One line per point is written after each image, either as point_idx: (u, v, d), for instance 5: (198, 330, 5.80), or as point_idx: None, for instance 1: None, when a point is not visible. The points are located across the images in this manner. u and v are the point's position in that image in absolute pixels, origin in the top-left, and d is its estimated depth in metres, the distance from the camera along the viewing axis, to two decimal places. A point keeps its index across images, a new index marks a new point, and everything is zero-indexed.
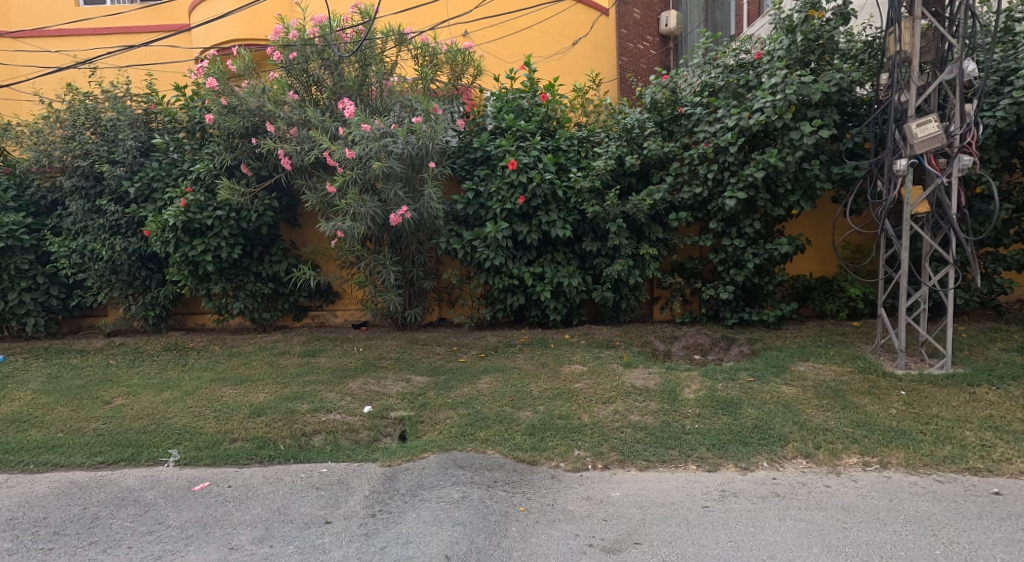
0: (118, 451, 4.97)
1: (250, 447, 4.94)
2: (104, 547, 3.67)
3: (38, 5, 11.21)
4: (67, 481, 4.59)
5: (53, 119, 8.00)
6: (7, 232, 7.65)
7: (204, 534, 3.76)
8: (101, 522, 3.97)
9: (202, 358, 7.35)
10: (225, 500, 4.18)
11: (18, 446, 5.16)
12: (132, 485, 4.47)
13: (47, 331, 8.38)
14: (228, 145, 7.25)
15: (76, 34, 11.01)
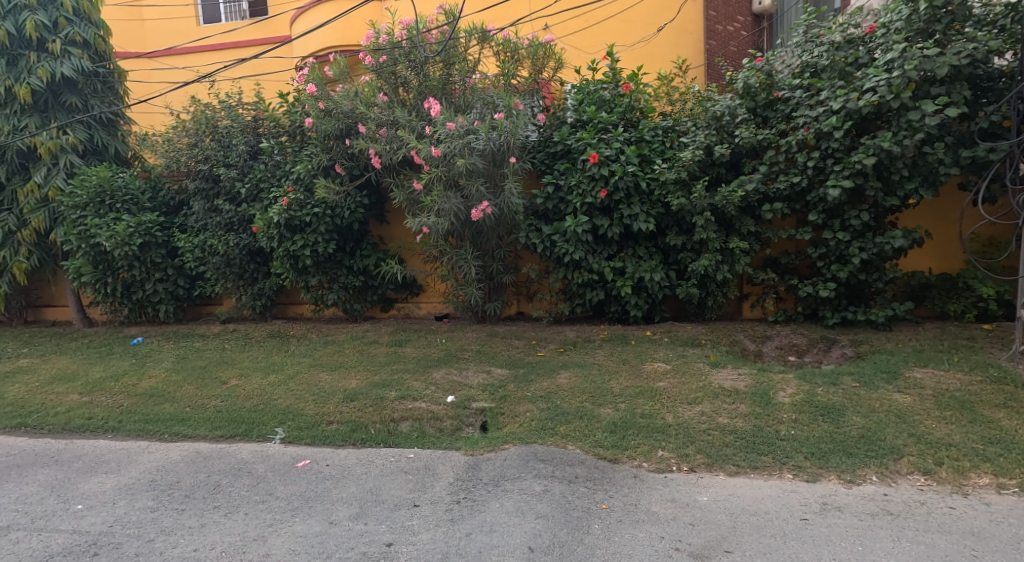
0: (234, 427, 5.35)
1: (345, 430, 5.15)
2: (225, 512, 3.95)
3: (167, 27, 12.39)
4: (194, 451, 4.99)
5: (180, 128, 8.73)
6: (145, 230, 8.45)
7: (307, 508, 3.96)
8: (222, 488, 4.28)
9: (302, 344, 7.76)
10: (324, 478, 4.38)
11: (154, 417, 5.68)
12: (246, 458, 4.80)
13: (174, 317, 9.14)
14: (324, 146, 7.65)
15: (197, 51, 12.04)
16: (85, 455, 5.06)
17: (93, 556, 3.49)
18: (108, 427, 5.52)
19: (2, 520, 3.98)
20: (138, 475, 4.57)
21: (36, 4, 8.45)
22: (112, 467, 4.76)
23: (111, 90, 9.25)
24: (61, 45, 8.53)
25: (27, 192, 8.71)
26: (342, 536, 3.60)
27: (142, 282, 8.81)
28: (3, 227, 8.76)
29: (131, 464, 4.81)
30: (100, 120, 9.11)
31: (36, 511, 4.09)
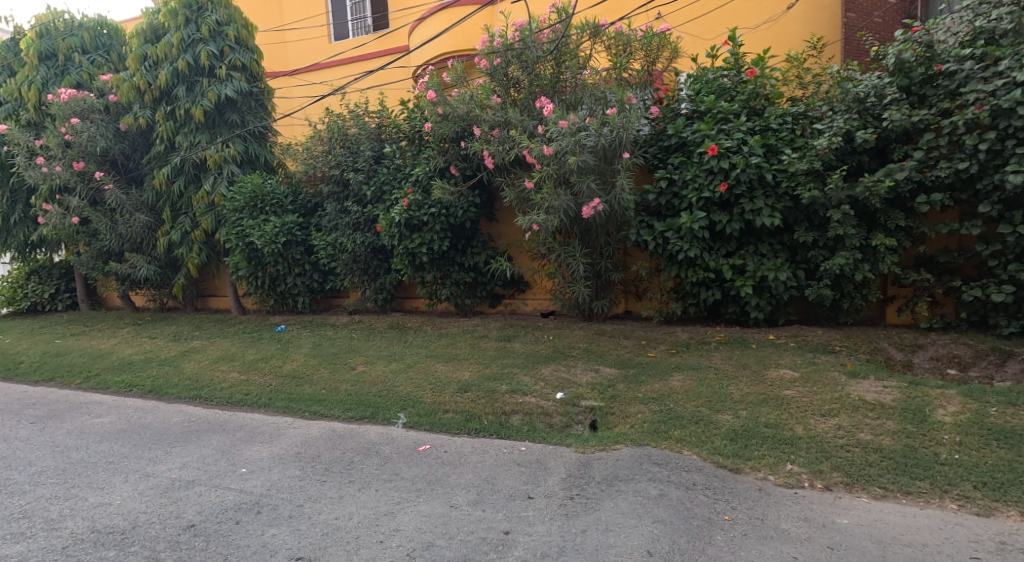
0: (363, 409, 5.72)
1: (460, 419, 5.29)
2: (359, 486, 4.22)
3: (305, 47, 13.63)
4: (330, 429, 5.40)
5: (316, 137, 9.37)
6: (287, 230, 9.39)
7: (431, 489, 4.12)
8: (354, 465, 4.57)
9: (418, 336, 8.07)
10: (443, 463, 4.52)
11: (296, 396, 6.29)
12: (374, 439, 5.08)
13: (310, 308, 10.06)
14: (441, 149, 7.98)
15: (329, 67, 13.06)
16: (246, 426, 5.68)
17: (256, 513, 3.90)
18: (261, 402, 6.23)
19: (187, 475, 4.54)
20: (287, 447, 5.02)
21: (207, 36, 9.78)
22: (266, 438, 5.29)
23: (262, 106, 10.48)
24: (226, 70, 9.82)
25: (198, 198, 9.99)
26: (464, 518, 3.70)
27: (284, 276, 9.79)
28: (182, 228, 10.22)
29: (281, 436, 5.31)
30: (254, 133, 10.34)
31: (211, 470, 4.63)
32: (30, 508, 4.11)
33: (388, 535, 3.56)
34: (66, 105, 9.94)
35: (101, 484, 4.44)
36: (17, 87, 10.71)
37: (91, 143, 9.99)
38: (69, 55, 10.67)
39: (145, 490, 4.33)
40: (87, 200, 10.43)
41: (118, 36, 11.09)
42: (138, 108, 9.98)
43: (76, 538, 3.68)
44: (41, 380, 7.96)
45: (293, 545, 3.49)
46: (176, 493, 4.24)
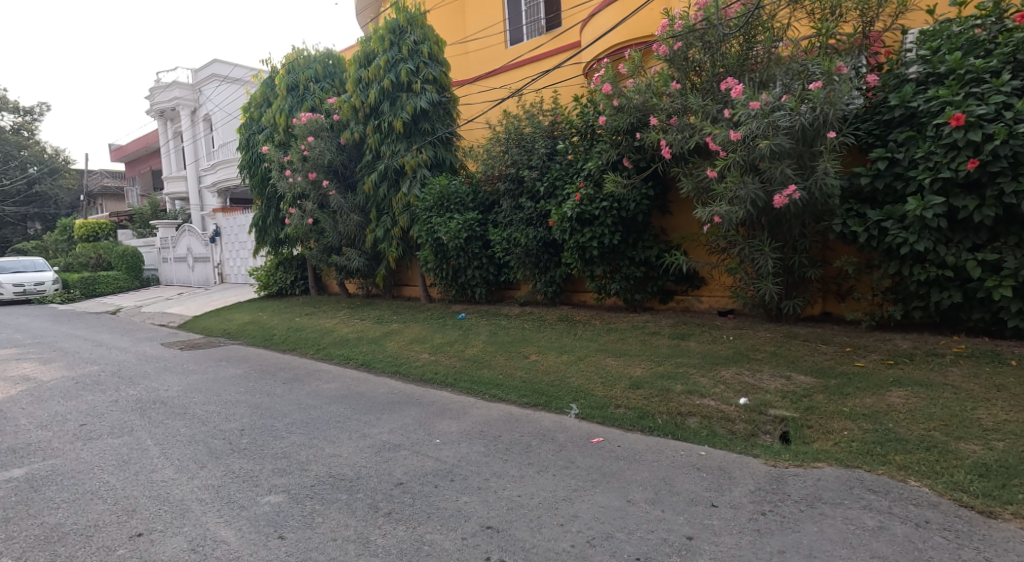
0: (536, 397, 6.24)
1: (633, 415, 5.33)
2: (538, 469, 4.53)
3: (484, 55, 14.18)
4: (509, 412, 5.99)
5: (494, 139, 9.81)
6: (467, 228, 9.89)
7: (608, 482, 4.19)
8: (532, 448, 4.94)
9: (587, 330, 8.28)
10: (617, 457, 4.58)
11: (477, 379, 7.17)
12: (549, 426, 5.45)
13: (486, 299, 10.68)
14: (614, 142, 7.74)
15: (505, 71, 13.45)
16: (437, 402, 6.64)
17: (451, 480, 4.43)
18: (449, 383, 7.22)
19: (395, 440, 5.38)
20: (472, 425, 5.67)
21: (406, 56, 10.88)
22: (453, 414, 6.08)
23: (449, 114, 11.32)
24: (420, 84, 10.80)
25: (397, 200, 11.01)
26: (638, 515, 3.69)
27: (464, 268, 10.38)
28: (385, 226, 11.42)
29: (466, 414, 6.04)
30: (442, 139, 11.20)
31: (412, 437, 5.42)
32: (288, 451, 5.22)
33: (567, 520, 3.71)
34: (304, 126, 11.71)
35: (333, 438, 5.49)
36: (272, 115, 13.01)
37: (321, 157, 11.65)
38: (307, 85, 12.68)
39: (364, 448, 5.23)
40: (317, 205, 12.24)
41: (340, 63, 13.00)
42: (354, 124, 11.52)
43: (318, 480, 4.55)
44: (287, 351, 10.00)
45: (484, 514, 3.87)
46: (388, 453, 5.05)
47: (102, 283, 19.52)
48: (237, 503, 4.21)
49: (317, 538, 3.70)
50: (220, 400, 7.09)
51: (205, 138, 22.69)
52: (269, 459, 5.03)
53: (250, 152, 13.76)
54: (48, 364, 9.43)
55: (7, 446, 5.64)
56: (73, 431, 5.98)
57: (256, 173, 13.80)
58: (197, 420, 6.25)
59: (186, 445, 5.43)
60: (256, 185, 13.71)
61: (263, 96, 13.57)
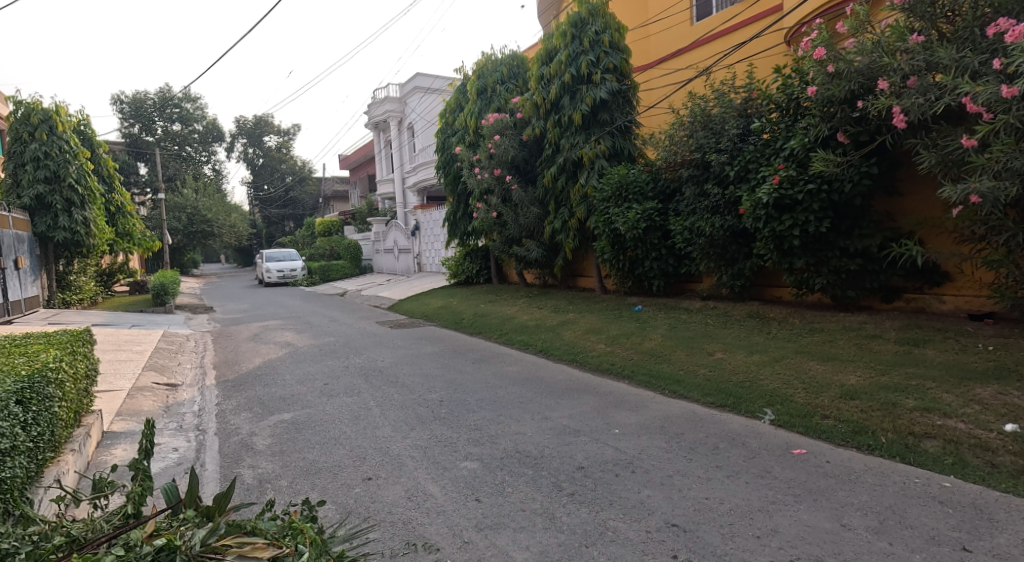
0: (723, 397, 6.01)
1: (846, 430, 4.94)
2: (727, 474, 4.36)
3: (668, 34, 13.33)
4: (691, 410, 5.85)
5: (678, 123, 9.10)
6: (647, 217, 9.39)
7: (815, 500, 3.90)
8: (719, 451, 4.79)
9: (784, 328, 7.53)
10: (825, 474, 4.27)
11: (656, 373, 6.98)
12: (739, 430, 5.26)
13: (663, 291, 10.13)
14: (825, 114, 6.71)
15: (691, 50, 12.52)
16: (614, 392, 6.59)
17: (632, 471, 4.43)
18: (625, 374, 7.12)
19: (574, 425, 5.46)
20: (652, 419, 5.60)
21: (587, 47, 10.49)
22: (632, 407, 6.02)
23: (629, 102, 10.67)
24: (600, 74, 10.33)
25: (575, 191, 10.78)
26: (856, 542, 3.38)
27: (642, 259, 9.93)
28: (563, 218, 11.23)
29: (644, 408, 5.97)
30: (621, 128, 10.62)
31: (591, 425, 5.46)
32: (479, 423, 5.55)
33: (765, 533, 3.51)
34: (491, 126, 11.98)
35: (519, 417, 5.70)
36: (464, 119, 13.67)
37: (505, 154, 11.85)
38: (494, 88, 13.05)
39: (545, 429, 5.38)
40: (502, 199, 12.51)
41: (524, 63, 13.16)
42: (536, 120, 11.48)
43: (505, 453, 4.83)
44: (473, 333, 10.28)
45: (668, 511, 3.81)
46: (568, 437, 5.14)
47: (334, 270, 21.87)
48: (440, 464, 4.65)
49: (506, 506, 3.96)
50: (422, 372, 7.58)
51: (406, 143, 24.68)
52: (465, 429, 5.39)
53: (445, 154, 14.61)
54: (301, 332, 10.87)
55: (276, 395, 6.74)
56: (319, 388, 6.95)
57: (449, 173, 14.60)
58: (405, 388, 6.83)
59: (399, 408, 6.05)
60: (449, 184, 14.54)
61: (456, 101, 14.31)
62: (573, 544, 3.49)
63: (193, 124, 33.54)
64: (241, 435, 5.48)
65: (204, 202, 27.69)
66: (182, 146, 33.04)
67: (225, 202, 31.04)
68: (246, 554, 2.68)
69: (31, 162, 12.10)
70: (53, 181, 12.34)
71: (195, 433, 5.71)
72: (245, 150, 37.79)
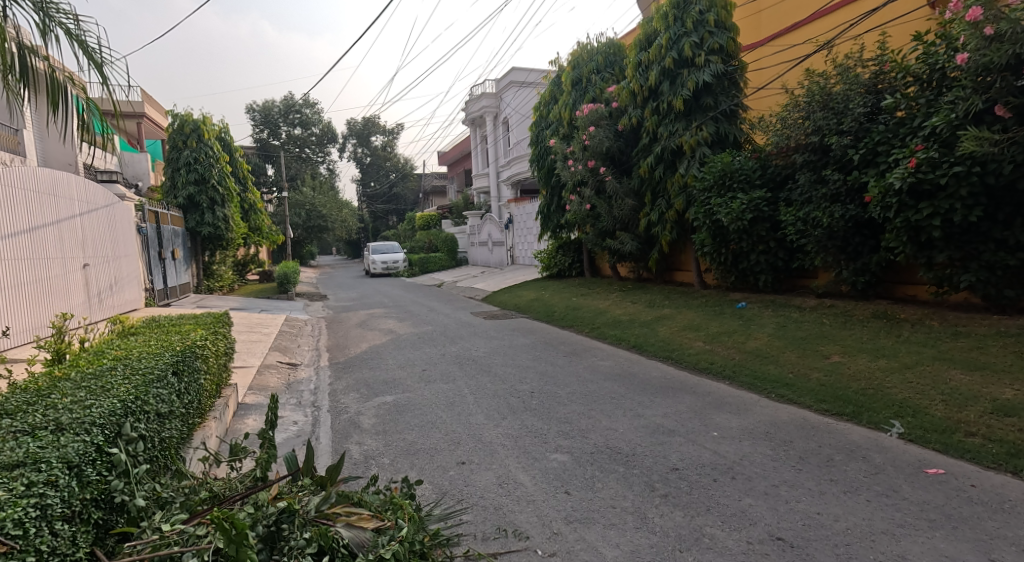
0: (841, 405, 5.23)
1: (998, 451, 4.11)
2: (845, 489, 3.69)
3: (780, 8, 12.16)
4: (803, 417, 5.12)
5: (792, 104, 8.19)
6: (753, 207, 8.53)
7: (957, 529, 3.20)
8: (836, 464, 4.09)
9: (918, 331, 6.52)
10: (973, 501, 3.51)
11: (761, 376, 6.24)
12: (862, 443, 4.49)
13: (771, 287, 9.23)
14: (980, 85, 5.80)
15: (809, 23, 11.37)
16: (714, 393, 5.94)
17: (733, 478, 3.84)
18: (726, 375, 6.45)
19: (670, 425, 4.91)
20: (757, 424, 4.93)
21: (691, 28, 9.70)
22: (735, 409, 5.36)
23: (736, 84, 9.80)
24: (704, 56, 9.52)
25: (674, 181, 10.07)
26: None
27: (747, 253, 9.10)
28: (659, 209, 10.53)
29: (748, 411, 5.29)
30: (726, 113, 9.76)
31: (688, 425, 4.89)
32: (571, 417, 5.13)
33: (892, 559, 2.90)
34: (586, 116, 11.53)
35: (612, 413, 5.22)
36: (558, 111, 13.24)
37: (600, 146, 11.31)
38: (590, 77, 12.55)
39: (639, 427, 4.87)
40: (595, 192, 11.98)
41: (621, 51, 12.59)
42: (633, 109, 10.84)
43: (597, 448, 4.39)
44: (564, 326, 9.88)
45: (774, 523, 3.24)
46: (662, 437, 4.62)
47: (433, 263, 22.25)
48: (530, 454, 4.29)
49: (596, 501, 3.53)
50: (514, 362, 7.30)
51: (502, 139, 24.66)
52: (555, 421, 5.00)
53: (539, 147, 14.28)
54: (403, 320, 10.92)
55: (379, 378, 6.68)
56: (418, 373, 6.82)
57: (542, 166, 14.25)
58: (497, 378, 6.53)
59: (491, 397, 5.75)
60: (542, 177, 14.18)
61: (550, 93, 13.89)
62: (666, 548, 3.04)
63: (313, 127, 35.27)
64: (349, 414, 5.41)
65: (320, 200, 29.02)
66: (301, 148, 34.85)
67: (339, 198, 32.43)
68: (353, 523, 2.54)
69: (184, 168, 13.00)
70: (202, 184, 13.18)
71: (312, 409, 5.71)
72: (356, 150, 39.52)
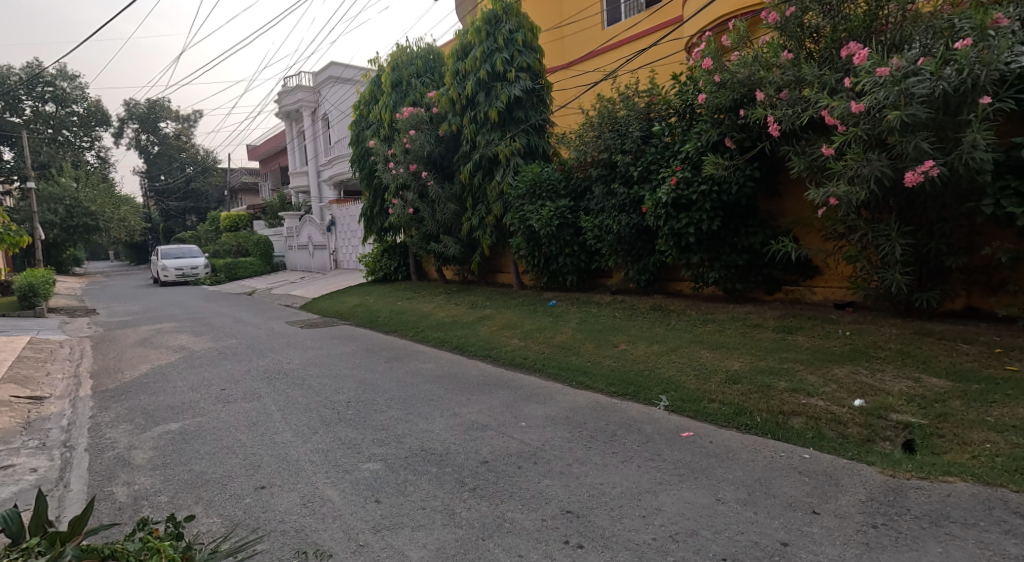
0: (624, 387, 6.40)
1: (728, 412, 5.40)
2: (622, 459, 4.67)
3: (579, 38, 13.82)
4: (595, 400, 6.18)
5: (588, 124, 9.53)
6: (559, 215, 9.78)
7: (696, 478, 4.26)
8: (617, 438, 5.11)
9: (682, 320, 8.09)
10: (708, 453, 4.67)
11: (566, 366, 7.30)
12: (637, 417, 5.61)
13: (577, 286, 10.52)
14: (715, 121, 7.37)
15: (599, 54, 13.08)
16: (525, 386, 6.85)
17: (534, 462, 4.61)
18: (537, 367, 7.43)
19: (482, 420, 5.64)
20: (559, 411, 5.87)
21: (502, 45, 10.72)
22: (541, 399, 6.29)
23: (543, 101, 11.03)
24: (514, 72, 10.61)
25: (491, 188, 11.01)
26: (728, 514, 3.75)
27: (556, 255, 10.31)
28: (480, 214, 11.45)
29: (552, 400, 6.25)
30: (536, 127, 10.95)
31: (499, 419, 5.67)
32: (386, 423, 5.61)
33: (650, 513, 3.79)
34: (406, 120, 12.02)
35: (427, 415, 5.81)
36: (378, 112, 13.58)
37: (421, 149, 11.90)
38: (409, 81, 13.02)
39: (454, 425, 5.53)
40: (418, 195, 12.51)
41: (439, 59, 13.23)
42: (452, 116, 11.59)
43: (411, 451, 4.89)
44: (388, 331, 10.30)
45: (564, 499, 3.99)
46: (476, 432, 5.31)
47: (242, 268, 21.14)
48: (341, 467, 4.62)
49: (405, 505, 3.97)
50: (331, 373, 7.56)
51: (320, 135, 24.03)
52: (370, 430, 5.43)
53: (360, 147, 14.48)
54: (199, 336, 10.40)
55: (163, 405, 6.45)
56: (215, 395, 6.74)
57: (363, 167, 14.44)
58: (311, 391, 6.78)
59: (301, 412, 5.99)
60: (364, 178, 14.38)
61: (370, 93, 14.14)
62: (471, 539, 3.56)
63: (70, 105, 31.04)
64: (117, 450, 5.17)
65: (85, 193, 25.67)
66: (57, 130, 30.49)
67: (112, 192, 28.88)
68: None
69: None
70: None
71: (61, 450, 5.33)
72: (140, 137, 35.44)
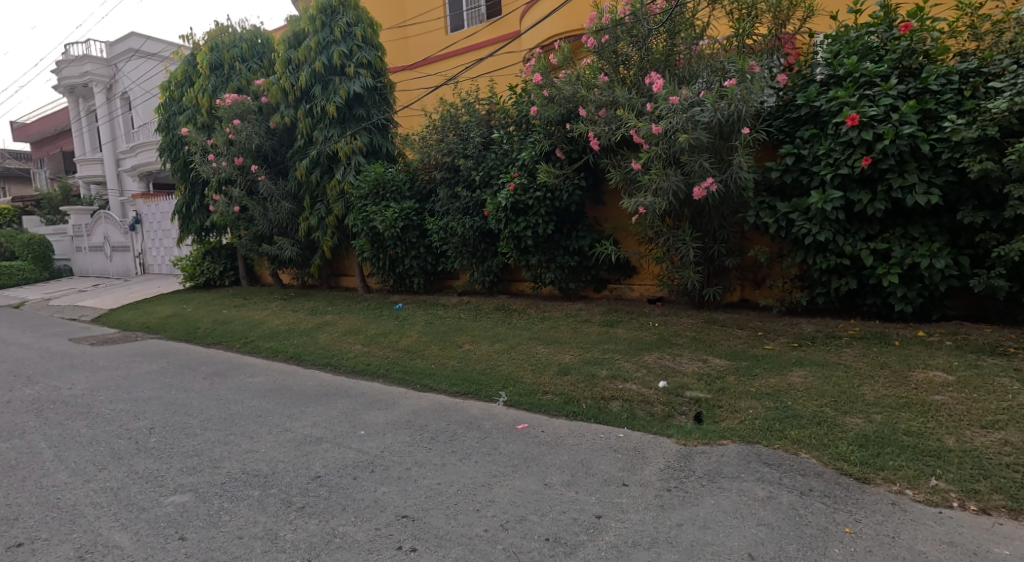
0: (467, 386, 6.75)
1: (558, 401, 5.98)
2: (460, 456, 5.00)
3: (422, 41, 14.05)
4: (438, 401, 6.47)
5: (432, 127, 9.83)
6: (404, 217, 9.94)
7: (528, 466, 4.73)
8: (456, 437, 5.42)
9: (522, 318, 8.69)
10: (540, 442, 5.19)
11: (410, 370, 7.49)
12: (476, 414, 5.98)
13: (424, 288, 10.73)
14: (547, 132, 8.02)
15: (442, 59, 13.45)
16: (367, 393, 6.94)
17: (371, 472, 4.74)
18: (380, 373, 7.53)
19: (317, 433, 5.64)
20: (400, 416, 6.06)
21: (339, 37, 10.62)
22: (382, 405, 6.44)
23: (385, 100, 11.22)
24: (354, 68, 10.60)
25: (331, 187, 10.83)
26: (553, 496, 4.23)
27: (402, 257, 10.42)
28: (320, 214, 11.16)
29: (394, 405, 6.43)
30: (377, 126, 11.06)
31: (335, 430, 5.70)
32: (200, 448, 5.34)
33: (483, 505, 4.14)
34: (230, 107, 11.27)
35: (251, 434, 5.65)
36: (195, 96, 12.55)
37: (248, 141, 11.22)
38: (232, 65, 12.23)
39: (284, 441, 5.46)
40: (245, 191, 11.75)
41: (268, 45, 12.66)
42: (284, 107, 11.14)
43: (230, 476, 4.71)
44: (212, 343, 9.70)
45: (400, 504, 4.19)
46: (308, 447, 5.30)
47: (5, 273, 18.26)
48: (136, 505, 4.25)
49: (221, 536, 3.85)
50: (129, 397, 6.95)
51: (125, 118, 21.62)
52: (178, 457, 5.12)
53: (172, 133, 13.21)
54: None
55: None
56: None
57: (178, 157, 13.23)
58: (101, 420, 6.16)
59: (83, 446, 5.39)
60: (178, 169, 13.13)
61: (184, 74, 12.99)
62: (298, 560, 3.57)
63: None
64: None
65: None
66: None
67: None
68: None
69: None
70: None
71: None
72: None
